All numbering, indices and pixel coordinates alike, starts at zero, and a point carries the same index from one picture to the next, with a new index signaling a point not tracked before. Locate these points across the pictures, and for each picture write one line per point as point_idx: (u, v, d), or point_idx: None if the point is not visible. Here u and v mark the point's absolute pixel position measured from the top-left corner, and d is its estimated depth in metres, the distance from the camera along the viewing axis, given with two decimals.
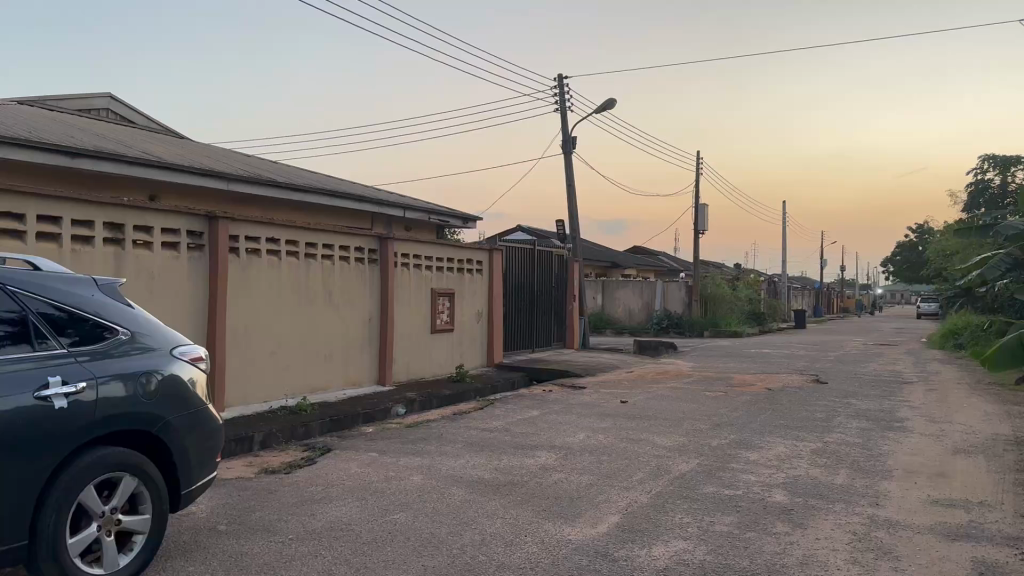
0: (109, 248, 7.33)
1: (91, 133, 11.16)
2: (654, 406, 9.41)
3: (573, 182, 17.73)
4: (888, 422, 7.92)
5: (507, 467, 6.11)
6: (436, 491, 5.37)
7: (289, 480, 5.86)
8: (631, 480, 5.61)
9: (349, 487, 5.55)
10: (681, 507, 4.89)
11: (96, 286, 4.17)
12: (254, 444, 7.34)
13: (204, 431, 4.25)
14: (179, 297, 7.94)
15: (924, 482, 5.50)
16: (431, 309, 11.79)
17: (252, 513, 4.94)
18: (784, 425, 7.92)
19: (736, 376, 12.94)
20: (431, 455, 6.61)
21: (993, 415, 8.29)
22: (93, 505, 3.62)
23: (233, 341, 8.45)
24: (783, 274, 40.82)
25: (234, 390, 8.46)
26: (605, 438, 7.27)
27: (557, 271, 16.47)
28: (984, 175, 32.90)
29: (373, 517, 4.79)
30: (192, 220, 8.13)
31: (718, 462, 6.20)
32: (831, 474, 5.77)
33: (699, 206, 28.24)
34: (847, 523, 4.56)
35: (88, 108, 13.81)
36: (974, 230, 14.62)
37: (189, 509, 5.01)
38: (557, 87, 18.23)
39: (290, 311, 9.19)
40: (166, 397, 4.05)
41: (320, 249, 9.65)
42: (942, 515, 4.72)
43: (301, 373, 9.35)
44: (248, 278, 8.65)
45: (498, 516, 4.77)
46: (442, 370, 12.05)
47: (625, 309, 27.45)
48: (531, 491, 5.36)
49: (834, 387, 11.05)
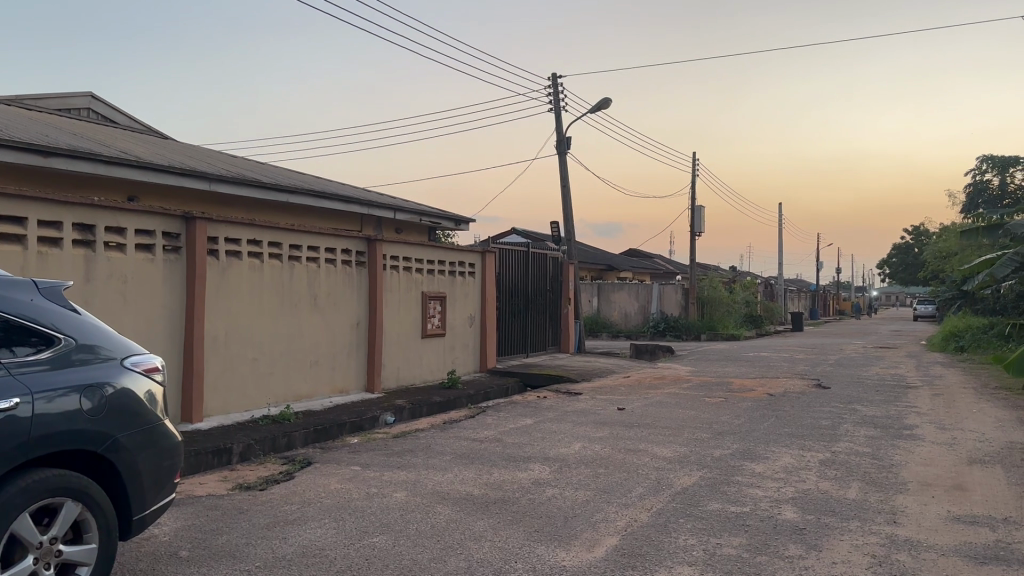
0: (79, 250, 6.92)
1: (66, 131, 10.75)
2: (653, 414, 9.03)
3: (568, 182, 17.39)
4: (897, 430, 7.55)
5: (498, 481, 5.73)
6: (420, 510, 4.99)
7: (263, 498, 5.47)
8: (630, 497, 5.23)
9: (326, 505, 5.16)
10: (683, 527, 4.51)
11: (37, 290, 3.77)
12: (233, 456, 6.94)
13: (158, 451, 3.86)
14: (153, 301, 7.52)
15: (942, 497, 5.13)
16: (422, 312, 11.40)
17: (219, 536, 4.55)
18: (788, 433, 7.56)
19: (735, 381, 12.59)
20: (417, 468, 6.22)
21: (1004, 421, 7.96)
22: (30, 534, 3.23)
23: (212, 347, 8.04)
24: (780, 277, 40.59)
25: (213, 399, 8.05)
26: (602, 448, 6.89)
27: (552, 273, 16.10)
28: (982, 175, 32.60)
29: (348, 540, 4.40)
30: (168, 220, 7.72)
31: (721, 475, 5.82)
32: (842, 488, 5.39)
33: (696, 207, 28.01)
34: (864, 544, 4.18)
35: (69, 108, 13.47)
36: (980, 230, 14.20)
37: (149, 532, 4.61)
38: (552, 87, 17.98)
39: (272, 316, 8.79)
40: (114, 413, 3.66)
41: (305, 251, 9.26)
42: (965, 534, 4.34)
43: (284, 381, 8.95)
44: (227, 282, 8.24)
45: (486, 539, 4.38)
46: (432, 376, 11.66)
47: (621, 313, 27.06)
48: (522, 509, 4.97)
49: (837, 392, 10.67)
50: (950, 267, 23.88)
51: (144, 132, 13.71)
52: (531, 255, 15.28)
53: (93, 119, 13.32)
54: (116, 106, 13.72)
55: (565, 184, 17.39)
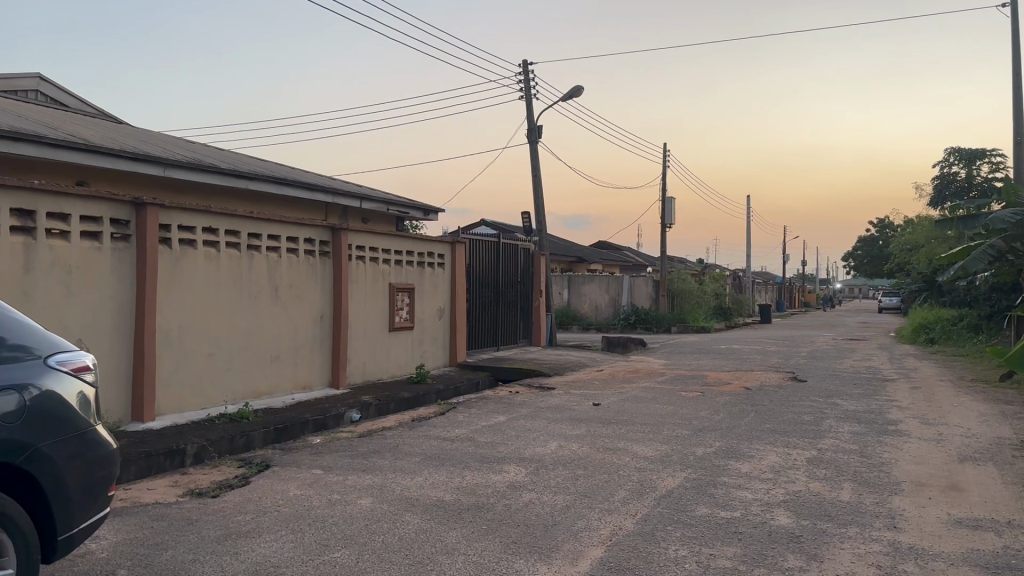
0: (17, 239, 6.35)
1: (10, 113, 10.06)
2: (630, 409, 8.71)
3: (539, 172, 17.03)
4: (882, 425, 7.35)
5: (471, 485, 5.35)
6: (387, 519, 4.58)
7: (215, 507, 5.00)
8: (613, 501, 4.90)
9: (283, 515, 4.72)
10: (673, 537, 4.18)
11: None
12: (187, 457, 6.46)
13: (89, 460, 3.36)
14: (101, 294, 6.97)
15: (939, 498, 4.90)
16: (389, 305, 10.94)
17: (164, 552, 4.10)
18: (771, 429, 7.29)
19: (710, 374, 12.35)
20: (383, 471, 5.80)
21: (989, 416, 7.80)
22: None
23: (164, 342, 7.52)
24: (748, 269, 40.92)
25: (167, 397, 7.54)
26: (579, 447, 6.54)
27: (523, 264, 15.73)
28: (949, 167, 33.01)
29: (307, 556, 3.98)
30: (116, 206, 7.16)
31: (707, 476, 5.50)
32: (835, 490, 5.12)
33: (666, 199, 27.93)
34: (867, 553, 3.89)
35: (14, 90, 12.70)
36: (954, 221, 14.07)
37: (84, 548, 4.14)
38: (522, 74, 17.64)
39: (230, 309, 8.29)
40: (37, 420, 3.18)
41: (265, 240, 8.76)
42: (971, 540, 4.08)
43: (242, 377, 8.45)
44: (181, 272, 7.71)
45: (460, 552, 4.01)
46: (400, 371, 11.22)
47: (591, 305, 26.80)
48: (498, 517, 4.59)
49: (814, 385, 10.50)
50: (919, 259, 24.02)
51: (97, 116, 13.01)
52: (501, 246, 14.90)
53: (40, 101, 12.56)
54: (66, 88, 12.97)
55: (537, 173, 17.03)
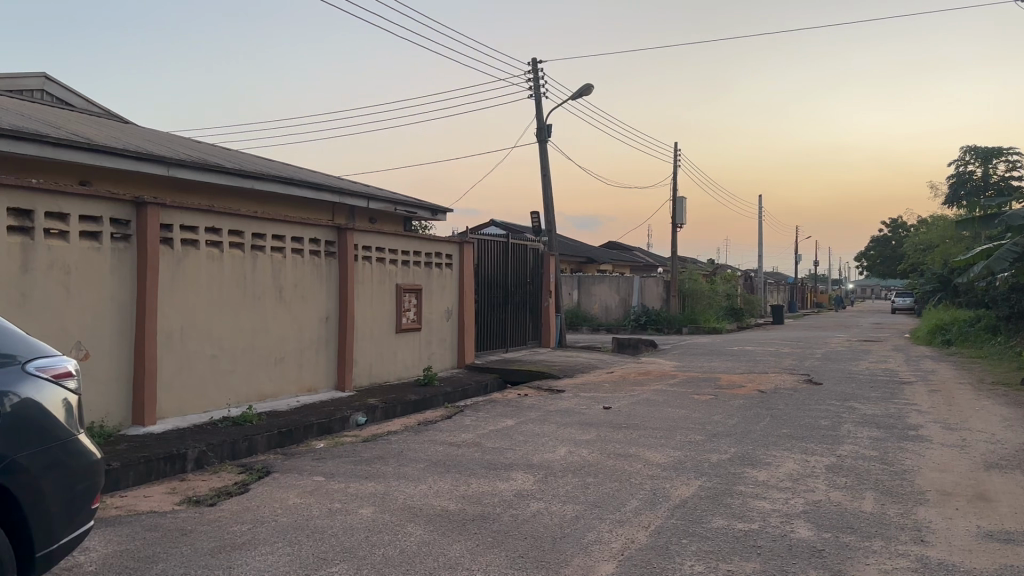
0: (14, 239, 6.20)
1: (13, 112, 9.94)
2: (641, 413, 8.50)
3: (548, 172, 16.83)
4: (902, 431, 7.10)
5: (476, 494, 5.15)
6: (388, 530, 4.40)
7: (211, 516, 4.82)
8: (624, 511, 4.69)
9: (281, 525, 4.54)
10: (688, 551, 3.97)
11: None
12: (187, 463, 6.29)
13: (71, 471, 3.19)
14: (101, 295, 6.82)
15: (967, 508, 4.66)
16: (396, 306, 10.77)
17: (155, 565, 3.92)
18: (787, 434, 7.07)
19: (722, 376, 12.12)
20: (386, 479, 5.62)
21: (1013, 420, 7.55)
22: None
23: (166, 343, 7.37)
24: (760, 270, 40.72)
25: (168, 400, 7.38)
26: (589, 453, 6.34)
27: (532, 265, 15.52)
28: (965, 167, 32.64)
29: (303, 571, 3.80)
30: (117, 205, 7.00)
31: (722, 484, 5.29)
32: (857, 500, 4.89)
33: (677, 198, 27.74)
34: (895, 570, 3.67)
35: (19, 90, 12.60)
36: (973, 220, 13.74)
37: (72, 560, 3.97)
38: (531, 72, 17.44)
39: (234, 310, 8.13)
40: (12, 428, 2.99)
41: (269, 240, 8.60)
42: (1003, 555, 3.85)
43: (246, 379, 8.29)
44: (184, 273, 7.56)
45: (463, 566, 3.81)
46: (407, 372, 11.05)
47: (601, 305, 26.59)
48: (504, 529, 4.40)
49: (830, 388, 10.25)
50: (934, 260, 23.67)
51: (103, 116, 12.89)
52: (510, 246, 14.70)
53: (45, 101, 12.43)
54: (71, 87, 12.86)
55: (545, 173, 16.84)
